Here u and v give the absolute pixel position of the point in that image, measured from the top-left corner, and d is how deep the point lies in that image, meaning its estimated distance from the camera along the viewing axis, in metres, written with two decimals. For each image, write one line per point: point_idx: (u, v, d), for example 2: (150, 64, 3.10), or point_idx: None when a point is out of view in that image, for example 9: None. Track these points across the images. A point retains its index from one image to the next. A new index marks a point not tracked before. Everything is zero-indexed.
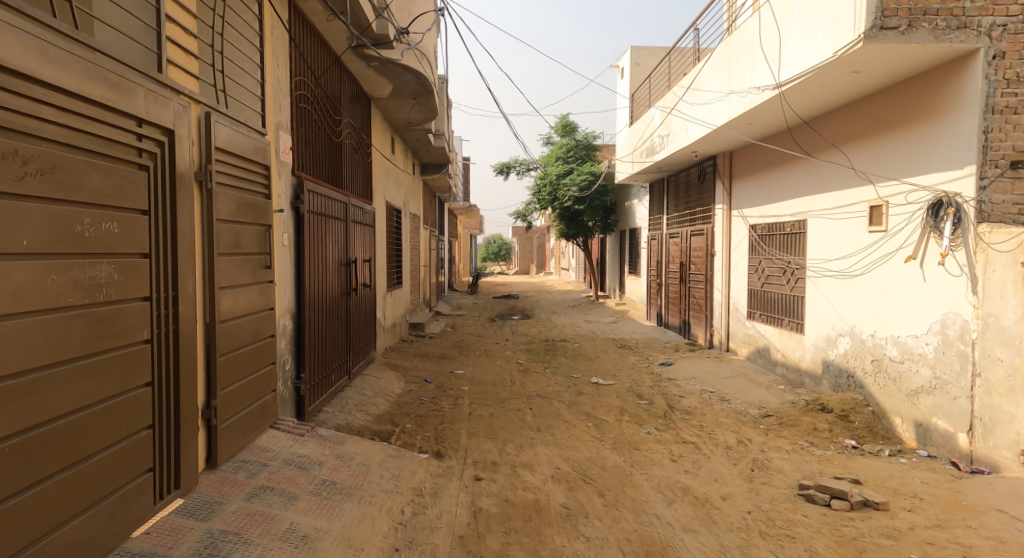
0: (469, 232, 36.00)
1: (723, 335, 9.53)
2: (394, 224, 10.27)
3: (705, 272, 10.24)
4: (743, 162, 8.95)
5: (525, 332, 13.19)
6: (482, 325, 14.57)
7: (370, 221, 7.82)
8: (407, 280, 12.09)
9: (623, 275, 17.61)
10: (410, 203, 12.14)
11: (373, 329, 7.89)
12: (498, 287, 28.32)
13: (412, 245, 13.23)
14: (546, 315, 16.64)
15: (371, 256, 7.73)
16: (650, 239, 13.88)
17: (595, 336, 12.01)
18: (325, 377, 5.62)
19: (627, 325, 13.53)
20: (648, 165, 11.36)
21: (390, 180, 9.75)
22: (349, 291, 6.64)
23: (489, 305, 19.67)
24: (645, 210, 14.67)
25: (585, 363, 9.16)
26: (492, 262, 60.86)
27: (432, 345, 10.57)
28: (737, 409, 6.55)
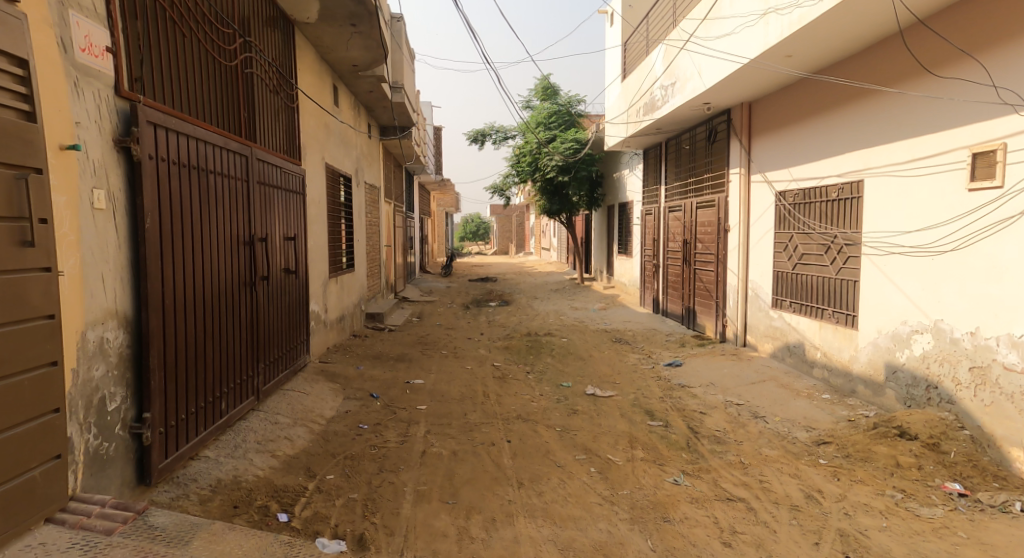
0: (444, 209, 34.10)
1: (739, 327, 7.90)
2: (338, 193, 8.45)
3: (715, 251, 8.56)
4: (767, 114, 7.30)
5: (504, 322, 11.48)
6: (454, 314, 12.82)
7: (296, 186, 6.04)
8: (362, 262, 10.27)
9: (611, 256, 16.02)
10: (363, 173, 10.27)
11: (304, 326, 6.16)
12: (474, 268, 26.62)
13: (370, 222, 11.38)
14: (527, 301, 14.98)
15: (297, 231, 5.96)
16: (643, 214, 12.23)
17: (584, 328, 10.34)
18: (208, 407, 3.90)
19: (620, 314, 11.89)
20: (645, 125, 9.67)
21: (331, 138, 7.90)
22: (259, 280, 4.90)
23: (465, 290, 17.89)
24: (637, 182, 13.01)
25: (574, 365, 7.50)
26: (471, 242, 58.84)
27: (391, 342, 8.81)
28: (779, 432, 4.97)
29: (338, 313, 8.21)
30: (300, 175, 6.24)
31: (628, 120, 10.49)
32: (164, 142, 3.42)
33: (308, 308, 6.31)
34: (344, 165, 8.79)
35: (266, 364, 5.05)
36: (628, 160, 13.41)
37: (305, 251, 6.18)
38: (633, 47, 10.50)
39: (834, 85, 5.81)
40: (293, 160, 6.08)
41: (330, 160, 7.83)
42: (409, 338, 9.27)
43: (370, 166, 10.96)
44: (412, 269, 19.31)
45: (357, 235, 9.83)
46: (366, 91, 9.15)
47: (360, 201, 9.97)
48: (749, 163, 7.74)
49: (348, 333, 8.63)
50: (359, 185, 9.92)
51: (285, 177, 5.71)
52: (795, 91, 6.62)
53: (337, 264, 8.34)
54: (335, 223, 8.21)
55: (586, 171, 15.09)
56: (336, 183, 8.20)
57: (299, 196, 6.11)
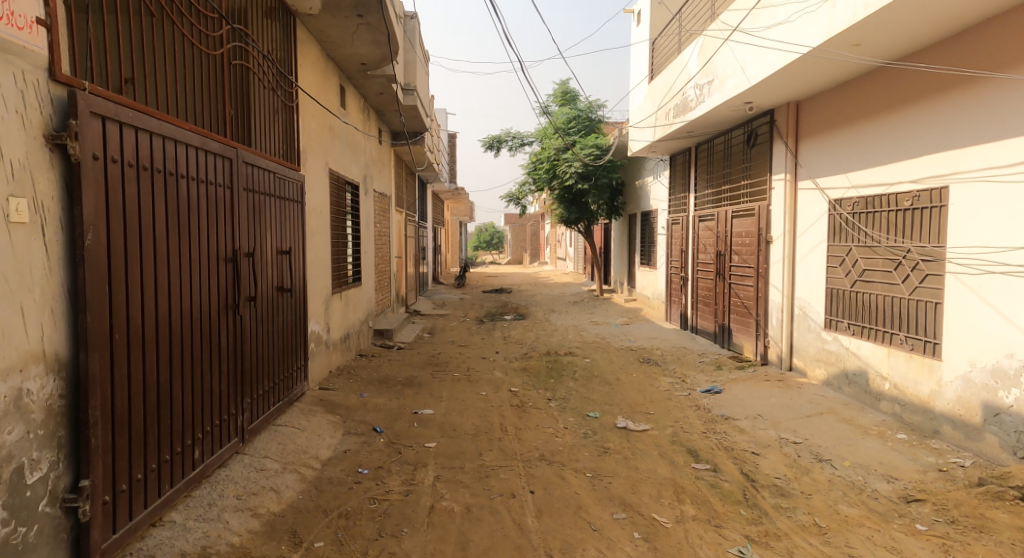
0: (457, 218, 33.54)
1: (784, 350, 7.17)
2: (344, 202, 7.83)
3: (754, 265, 7.84)
4: (818, 114, 6.58)
5: (520, 339, 10.77)
6: (468, 329, 12.13)
7: (292, 193, 5.39)
8: (370, 275, 9.65)
9: (632, 267, 15.30)
10: (371, 180, 9.67)
11: (298, 350, 5.50)
12: (488, 278, 25.96)
13: (379, 232, 10.76)
14: (544, 314, 14.27)
15: (292, 243, 5.31)
16: (669, 224, 11.50)
17: (608, 347, 9.60)
18: (178, 458, 3.23)
19: (645, 330, 11.12)
20: (676, 128, 8.98)
21: (337, 142, 7.29)
22: (245, 301, 4.25)
23: (478, 302, 17.21)
24: (661, 189, 12.31)
25: (601, 391, 6.77)
26: (484, 251, 58.24)
27: (400, 363, 8.13)
28: (853, 482, 4.21)
29: (342, 330, 7.56)
30: (298, 181, 5.60)
31: (656, 123, 9.81)
32: (121, 138, 2.77)
33: (304, 329, 5.66)
34: (351, 172, 8.18)
35: (252, 398, 4.39)
36: (652, 167, 12.70)
37: (302, 265, 5.53)
38: (662, 45, 9.84)
39: (914, 77, 5.08)
40: (289, 164, 5.44)
41: (335, 165, 7.22)
42: (419, 358, 8.59)
43: (379, 173, 10.36)
44: (423, 280, 18.69)
45: (365, 247, 9.21)
46: (377, 93, 8.57)
47: (368, 210, 9.36)
48: (796, 168, 7.01)
49: (352, 353, 7.97)
50: (367, 193, 9.31)
51: (279, 183, 5.06)
52: (857, 85, 5.87)
53: (342, 279, 7.72)
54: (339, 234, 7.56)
55: (606, 178, 14.43)
56: (342, 190, 7.56)
57: (295, 204, 5.47)
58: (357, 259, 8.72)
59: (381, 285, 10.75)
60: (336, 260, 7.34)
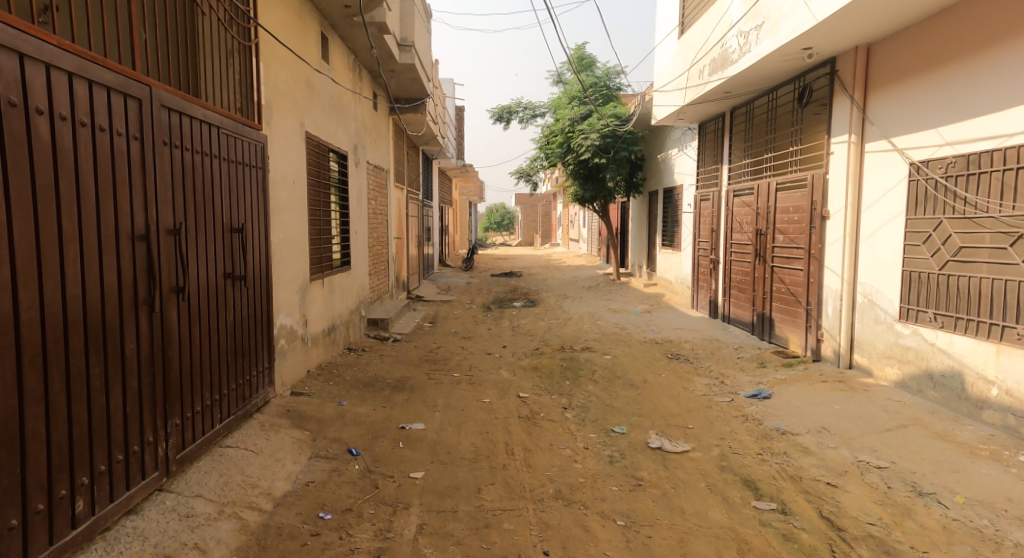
0: (466, 199, 32.38)
1: (843, 345, 6.04)
2: (328, 173, 6.78)
3: (805, 245, 6.70)
4: (895, 62, 5.43)
5: (531, 331, 9.71)
6: (473, 318, 11.08)
7: (247, 156, 4.31)
8: (362, 258, 8.62)
9: (652, 249, 14.19)
10: (364, 151, 8.62)
11: (260, 348, 4.51)
12: (498, 262, 24.89)
13: (375, 210, 9.72)
14: (557, 300, 13.21)
15: (247, 218, 4.26)
16: (697, 200, 10.37)
17: (629, 340, 8.52)
18: (36, 519, 2.39)
19: (669, 321, 10.00)
20: (712, 88, 7.88)
21: (317, 101, 6.23)
22: (171, 293, 3.23)
23: (486, 287, 16.16)
24: (688, 162, 11.18)
25: (625, 397, 5.71)
26: (495, 233, 57.11)
27: (392, 359, 7.11)
28: (978, 533, 3.15)
29: (325, 322, 6.55)
30: (256, 143, 4.51)
31: (687, 84, 8.66)
32: None
33: (268, 323, 4.65)
34: (337, 138, 7.12)
35: (189, 416, 3.40)
36: (678, 136, 11.53)
37: (261, 245, 4.49)
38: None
39: None
40: (245, 119, 4.34)
41: (315, 128, 6.15)
42: (415, 353, 7.56)
43: (373, 144, 9.30)
44: (428, 263, 17.69)
45: (356, 226, 8.18)
46: (367, 49, 7.50)
47: (359, 185, 8.32)
48: (863, 126, 5.84)
49: (337, 347, 6.96)
50: (358, 166, 8.26)
51: (228, 142, 3.98)
52: (971, 14, 4.67)
53: (326, 262, 6.70)
54: (322, 208, 6.53)
55: (624, 152, 13.26)
56: (324, 158, 6.51)
57: (253, 170, 4.39)
58: (346, 240, 7.68)
59: (376, 270, 9.73)
60: (317, 240, 6.31)
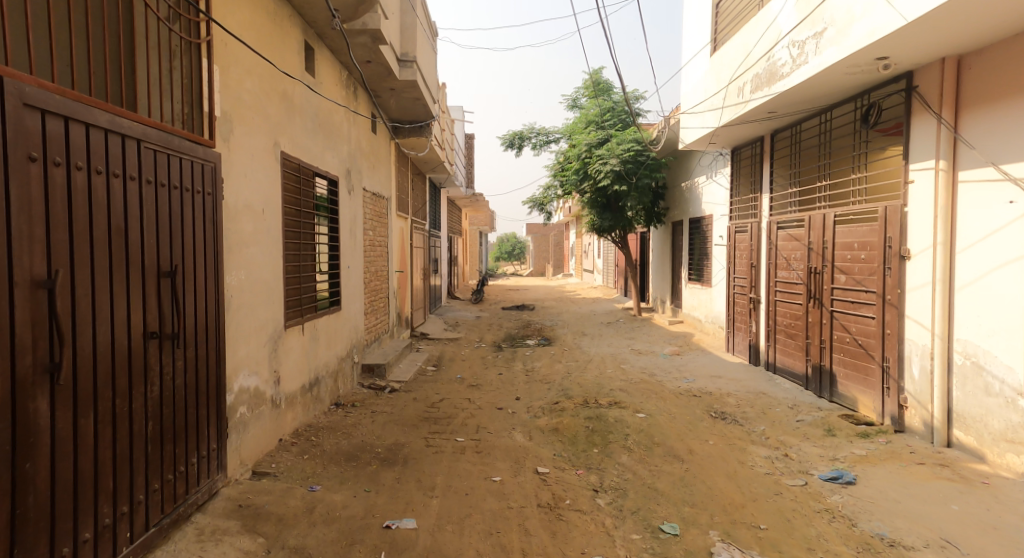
0: (476, 227, 31.58)
1: (937, 416, 5.04)
2: (308, 203, 5.86)
3: (877, 291, 5.73)
4: (999, 77, 4.44)
5: (547, 377, 8.64)
6: (484, 360, 10.03)
7: (185, 179, 3.35)
8: (356, 298, 7.67)
9: (677, 284, 13.29)
10: (358, 176, 7.72)
11: (206, 426, 3.51)
12: (509, 292, 23.90)
13: (372, 242, 8.80)
14: (574, 339, 12.17)
15: (184, 259, 3.30)
16: (730, 231, 9.38)
17: (661, 393, 7.42)
18: None
19: (704, 369, 8.89)
20: (755, 108, 6.91)
21: (297, 118, 5.35)
22: (36, 371, 2.39)
23: (497, 322, 15.14)
24: (718, 191, 10.29)
25: (669, 475, 4.63)
26: (506, 262, 56.24)
27: (386, 417, 6.07)
28: None
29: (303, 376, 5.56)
30: (200, 163, 3.55)
31: (723, 104, 7.70)
32: None
33: (218, 391, 3.65)
34: (323, 161, 6.21)
35: (65, 552, 2.49)
36: (708, 163, 10.59)
37: (205, 293, 3.50)
38: (729, 7, 7.78)
39: None
40: (184, 132, 3.38)
41: (289, 149, 5.22)
42: (414, 408, 6.51)
43: (370, 171, 8.43)
44: (435, 296, 16.75)
45: (348, 263, 7.23)
46: (361, 62, 6.65)
47: (351, 215, 7.40)
48: (955, 150, 4.83)
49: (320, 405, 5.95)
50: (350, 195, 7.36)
51: (150, 160, 3.05)
52: None
53: (305, 307, 5.74)
54: (298, 244, 5.59)
55: (645, 179, 12.27)
56: (301, 185, 5.59)
57: (194, 196, 3.42)
58: (332, 279, 6.74)
59: (373, 310, 8.77)
60: (290, 280, 5.36)
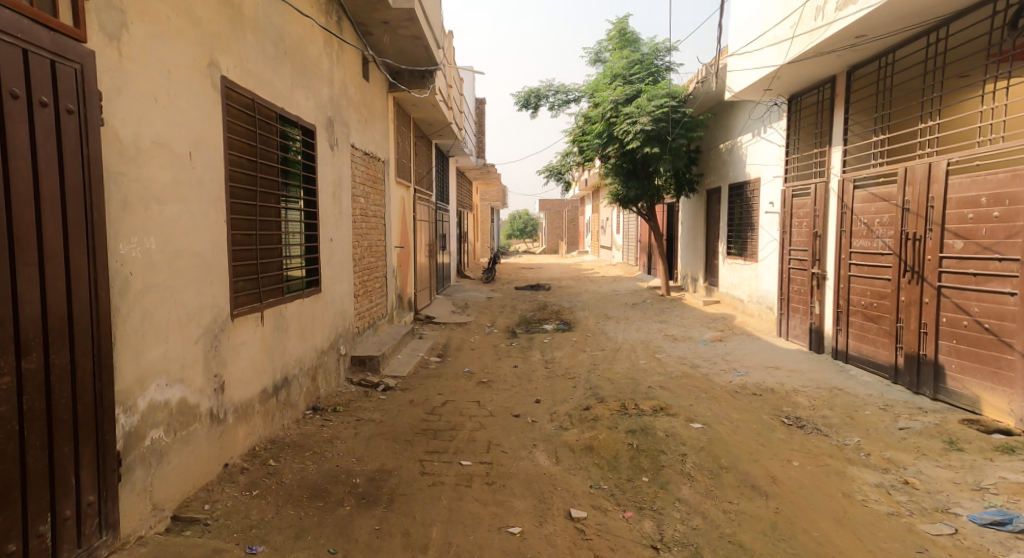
0: (487, 203, 30.30)
1: None
2: (271, 152, 4.59)
3: (1020, 260, 4.50)
4: None
5: (571, 372, 7.42)
6: (497, 351, 8.82)
7: (7, 79, 2.27)
8: (342, 277, 6.46)
9: (713, 261, 12.14)
10: (343, 130, 6.45)
11: (73, 472, 2.50)
12: (523, 271, 22.68)
13: (365, 212, 7.56)
14: (597, 324, 10.98)
15: (9, 213, 2.27)
16: (787, 196, 8.31)
17: (710, 394, 6.16)
18: None
19: (754, 363, 7.61)
20: (842, 29, 5.73)
21: (249, 38, 4.05)
22: None
23: (511, 303, 13.95)
24: (771, 149, 9.20)
25: (755, 522, 3.36)
26: (518, 240, 54.98)
27: (372, 429, 4.94)
28: None
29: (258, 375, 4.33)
30: (48, 60, 2.42)
31: (794, 31, 6.53)
32: None
33: (97, 418, 2.61)
34: (291, 101, 4.92)
35: None
36: (760, 116, 9.36)
37: (63, 273, 2.46)
38: None
39: None
40: (12, 4, 2.27)
41: (234, 74, 3.91)
42: (409, 416, 5.34)
43: (360, 124, 7.15)
44: (444, 276, 15.58)
45: (329, 236, 5.98)
46: None
47: (333, 176, 6.13)
48: None
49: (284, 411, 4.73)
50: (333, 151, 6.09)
51: None
52: None
53: (269, 285, 4.53)
54: (260, 203, 4.36)
55: (677, 141, 11.00)
56: (260, 127, 4.33)
57: (30, 113, 2.35)
58: (307, 250, 5.54)
59: (365, 292, 7.58)
60: (244, 249, 4.14)
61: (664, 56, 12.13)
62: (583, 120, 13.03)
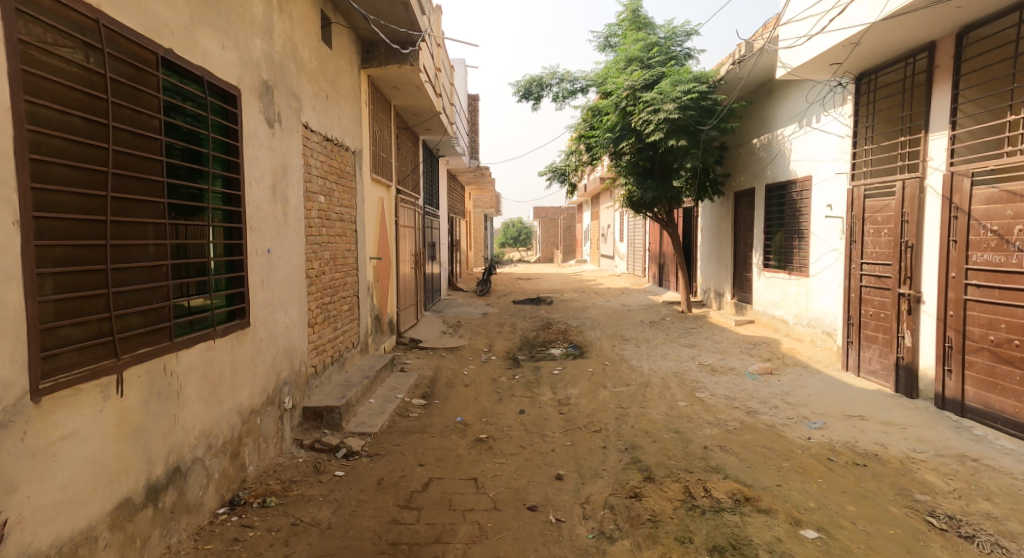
0: (480, 209, 28.67)
1: None
2: (139, 115, 2.92)
3: None
4: None
5: (595, 422, 5.76)
6: (499, 387, 7.17)
7: None
8: (288, 301, 4.77)
9: (748, 274, 10.63)
10: (292, 104, 4.83)
11: None
12: (520, 281, 21.03)
13: (327, 214, 5.91)
14: (613, 349, 9.36)
15: None
16: (858, 190, 6.92)
17: (790, 465, 4.54)
18: None
19: (826, 412, 5.99)
20: None
21: None
22: None
23: (511, 321, 12.31)
24: (825, 142, 7.77)
25: None
26: (511, 247, 53.47)
27: (315, 546, 3.26)
28: None
29: (108, 480, 2.66)
30: None
31: None
32: None
33: None
34: (191, 45, 3.28)
35: None
36: (813, 100, 7.92)
37: None
38: None
39: None
40: None
41: None
42: (374, 511, 3.67)
43: (319, 100, 5.54)
44: (433, 290, 13.90)
45: (264, 245, 4.30)
46: None
47: (272, 164, 4.47)
48: None
49: (163, 525, 3.03)
50: (272, 134, 4.45)
51: None
52: None
53: (121, 330, 2.80)
54: (111, 196, 2.71)
55: (705, 132, 9.51)
56: (104, 73, 2.68)
57: None
58: (224, 266, 3.85)
59: (327, 319, 5.89)
60: (59, 271, 2.48)
61: (684, 40, 10.64)
62: (591, 113, 11.50)
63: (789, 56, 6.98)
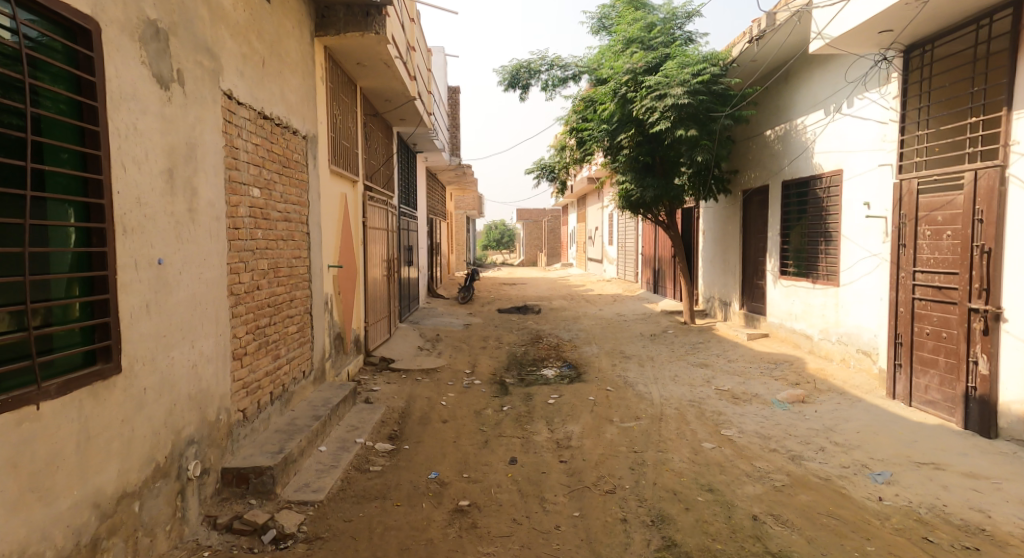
0: (461, 211, 27.41)
1: None
2: None
3: None
4: None
5: (606, 478, 4.58)
6: (483, 424, 5.96)
7: None
8: (199, 329, 3.49)
9: (759, 283, 9.52)
10: (204, 62, 3.59)
11: None
12: (504, 287, 19.79)
13: (266, 214, 4.65)
14: (613, 369, 8.17)
15: None
16: (912, 181, 5.74)
17: (877, 550, 3.40)
18: None
19: (886, 456, 4.75)
20: None
21: None
22: None
23: (496, 333, 11.09)
24: (860, 131, 6.69)
25: None
26: (494, 250, 52.29)
27: None
28: None
29: None
30: None
31: None
32: None
33: None
34: None
35: None
36: (847, 82, 6.83)
37: None
38: None
39: None
40: None
41: None
42: None
43: (247, 63, 4.29)
44: (410, 298, 12.60)
45: (154, 253, 3.01)
46: None
47: (173, 140, 3.21)
48: None
49: None
50: (172, 98, 3.19)
51: None
52: None
53: None
54: None
55: (719, 121, 8.48)
56: None
57: None
58: (73, 284, 2.58)
59: (265, 346, 4.62)
60: None
61: (684, 22, 9.54)
62: (583, 104, 10.37)
63: (828, 26, 5.88)
